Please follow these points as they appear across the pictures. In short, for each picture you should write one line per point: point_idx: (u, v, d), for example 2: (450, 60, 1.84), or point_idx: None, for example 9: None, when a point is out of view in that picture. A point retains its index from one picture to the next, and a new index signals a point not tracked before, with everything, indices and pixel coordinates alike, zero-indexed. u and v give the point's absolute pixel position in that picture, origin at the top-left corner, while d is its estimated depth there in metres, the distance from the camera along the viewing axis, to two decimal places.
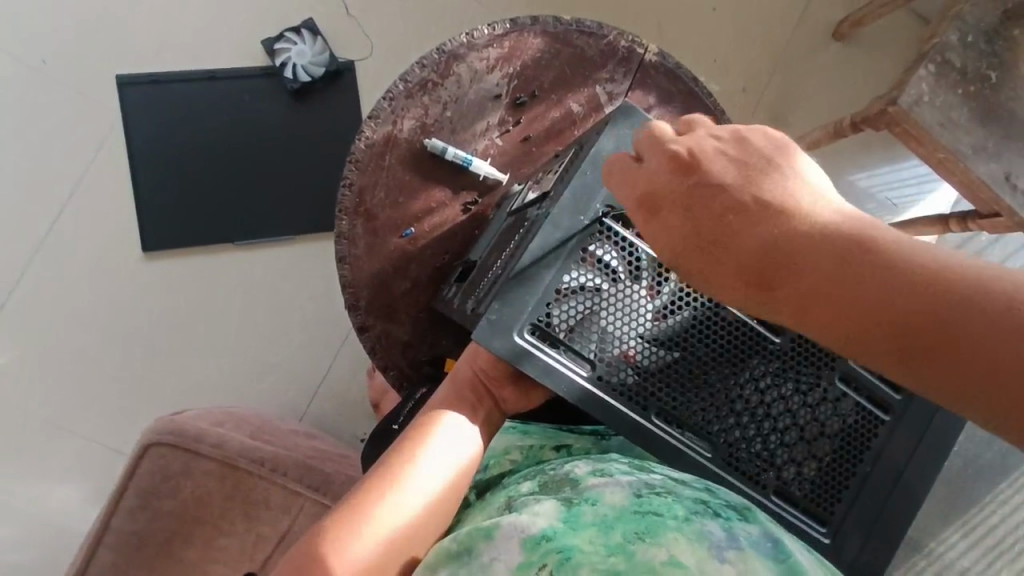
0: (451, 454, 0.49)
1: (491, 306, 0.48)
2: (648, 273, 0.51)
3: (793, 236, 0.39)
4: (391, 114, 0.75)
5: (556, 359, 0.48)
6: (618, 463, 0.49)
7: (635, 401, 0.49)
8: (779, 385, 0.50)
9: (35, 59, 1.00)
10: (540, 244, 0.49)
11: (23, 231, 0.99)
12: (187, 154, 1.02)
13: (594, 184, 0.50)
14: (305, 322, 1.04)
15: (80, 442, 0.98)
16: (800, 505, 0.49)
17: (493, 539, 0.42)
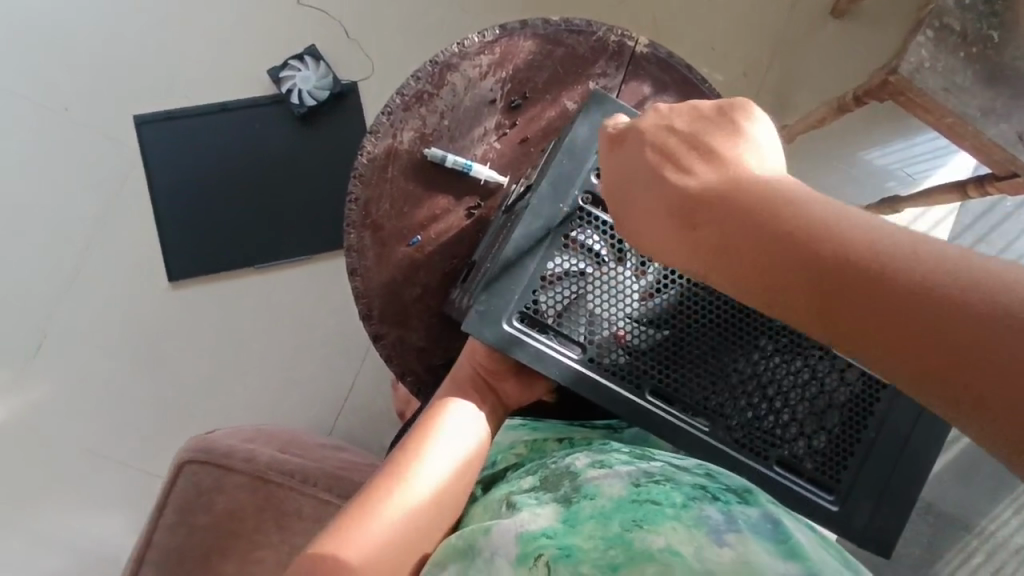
0: (456, 445, 0.50)
1: (480, 298, 0.50)
2: (639, 253, 0.51)
3: (722, 189, 0.38)
4: (390, 127, 0.77)
5: (546, 344, 0.50)
6: (619, 453, 0.49)
7: (628, 380, 0.50)
8: (775, 356, 0.50)
9: (58, 106, 1.06)
10: (522, 235, 0.51)
11: (57, 269, 1.04)
12: (205, 184, 1.06)
13: (573, 172, 0.51)
14: (327, 338, 1.06)
15: (122, 467, 1.02)
16: (806, 475, 0.49)
17: (493, 536, 0.43)
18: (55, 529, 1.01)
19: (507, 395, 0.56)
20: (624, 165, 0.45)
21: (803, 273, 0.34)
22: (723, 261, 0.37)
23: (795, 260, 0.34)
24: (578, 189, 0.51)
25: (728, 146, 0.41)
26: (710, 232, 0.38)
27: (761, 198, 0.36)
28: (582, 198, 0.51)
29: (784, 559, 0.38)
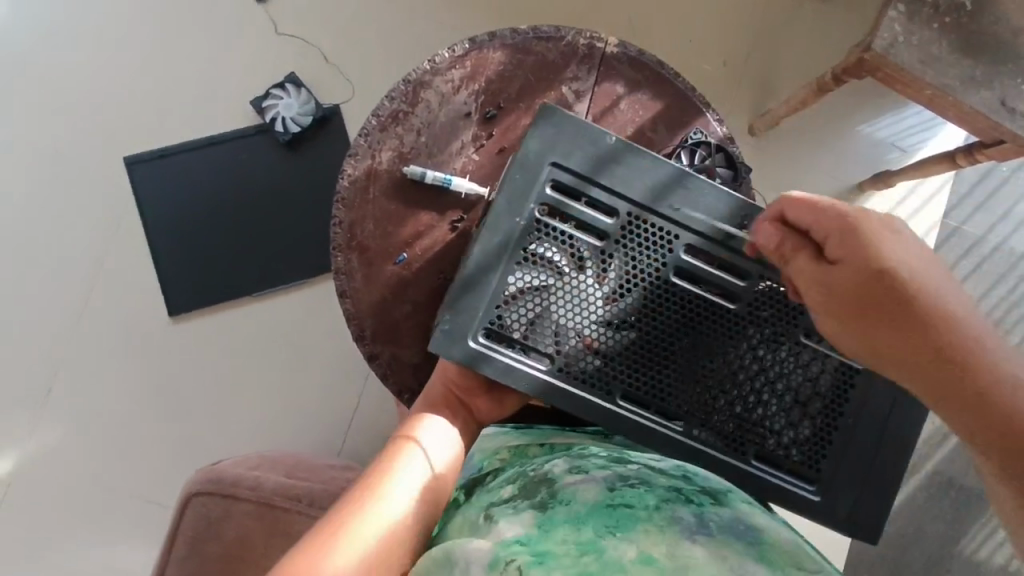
0: (431, 461, 0.53)
1: (444, 316, 0.55)
2: (602, 263, 0.57)
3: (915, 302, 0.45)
4: (368, 149, 0.78)
5: (512, 357, 0.55)
6: (595, 457, 0.51)
7: (597, 386, 0.56)
8: (737, 353, 0.56)
9: (50, 153, 1.08)
10: (482, 250, 0.55)
11: (62, 312, 1.06)
12: (197, 217, 1.08)
13: (526, 185, 0.55)
14: (329, 359, 1.08)
15: (138, 502, 1.04)
16: (785, 467, 0.56)
17: (465, 548, 0.43)
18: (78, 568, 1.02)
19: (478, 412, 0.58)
20: (840, 247, 0.48)
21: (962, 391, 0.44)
22: (896, 357, 0.46)
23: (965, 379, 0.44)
24: (534, 202, 0.56)
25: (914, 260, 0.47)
26: (907, 335, 0.46)
27: (947, 324, 0.44)
28: (538, 210, 0.56)
29: (756, 557, 0.42)
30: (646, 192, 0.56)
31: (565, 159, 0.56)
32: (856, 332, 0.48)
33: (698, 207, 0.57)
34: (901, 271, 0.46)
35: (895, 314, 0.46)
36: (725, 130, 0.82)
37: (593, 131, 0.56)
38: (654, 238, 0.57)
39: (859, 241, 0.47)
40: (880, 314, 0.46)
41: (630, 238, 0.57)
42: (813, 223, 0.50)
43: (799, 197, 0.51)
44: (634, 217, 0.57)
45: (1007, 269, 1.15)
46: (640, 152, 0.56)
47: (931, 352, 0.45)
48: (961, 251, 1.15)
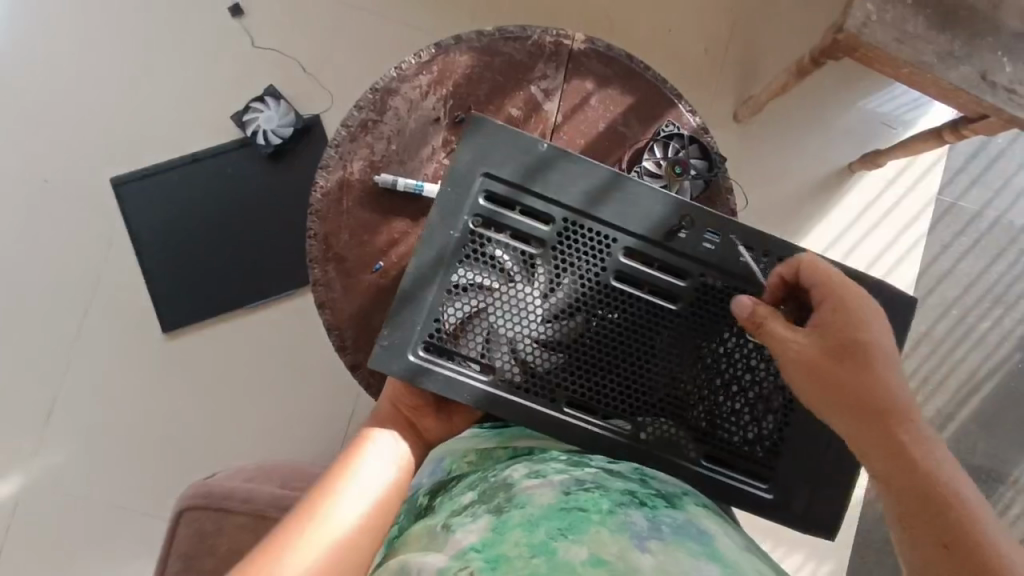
0: (377, 475, 0.55)
1: (384, 333, 0.56)
2: (541, 271, 0.58)
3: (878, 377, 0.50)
4: (339, 160, 0.78)
5: (452, 369, 0.57)
6: (555, 463, 0.56)
7: (541, 394, 0.57)
8: (679, 356, 0.58)
9: (39, 178, 1.10)
10: (417, 266, 0.56)
11: (57, 335, 1.07)
12: (185, 233, 1.09)
13: (458, 199, 0.56)
14: (323, 368, 1.09)
15: (141, 518, 1.05)
16: (738, 467, 0.58)
17: (424, 560, 0.47)
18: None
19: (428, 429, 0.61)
20: (833, 313, 0.52)
21: (898, 462, 0.48)
22: (856, 413, 0.50)
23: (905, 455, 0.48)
24: (467, 214, 0.57)
25: (888, 350, 0.51)
26: (870, 394, 0.50)
27: (901, 408, 0.49)
28: (472, 221, 0.57)
29: (705, 559, 0.45)
30: (581, 198, 0.57)
31: (497, 170, 0.56)
32: (819, 380, 0.51)
33: (635, 209, 0.57)
34: (878, 346, 0.51)
35: (861, 382, 0.50)
36: (699, 121, 0.81)
37: (525, 141, 0.57)
38: (593, 243, 0.58)
39: (852, 312, 0.52)
40: (844, 377, 0.50)
41: (568, 243, 0.58)
42: (817, 286, 0.53)
43: (809, 261, 0.54)
44: (570, 222, 0.57)
45: (1007, 243, 1.13)
46: (573, 158, 0.57)
47: (876, 419, 0.49)
48: (960, 226, 1.12)
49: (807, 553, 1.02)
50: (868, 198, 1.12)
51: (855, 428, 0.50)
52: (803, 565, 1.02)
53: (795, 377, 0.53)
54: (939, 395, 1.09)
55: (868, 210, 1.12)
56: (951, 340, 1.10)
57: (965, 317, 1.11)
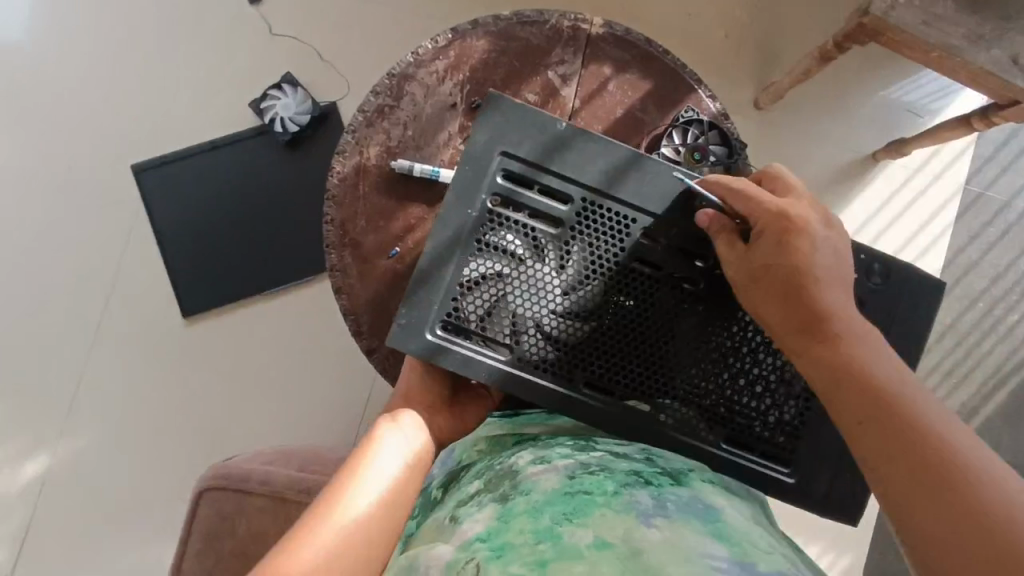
0: (388, 465, 0.56)
1: (401, 312, 0.56)
2: (561, 251, 0.58)
3: (810, 294, 0.49)
4: (355, 146, 0.78)
5: (469, 348, 0.57)
6: (561, 447, 0.56)
7: (559, 374, 0.57)
8: (699, 335, 0.58)
9: (63, 166, 1.12)
10: (435, 244, 0.57)
11: (81, 320, 1.09)
12: (204, 220, 1.10)
13: (477, 177, 0.57)
14: (340, 355, 1.10)
15: (162, 501, 1.06)
16: (760, 450, 0.58)
17: (433, 554, 0.47)
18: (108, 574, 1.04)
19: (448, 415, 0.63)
20: (762, 229, 0.52)
21: (835, 380, 0.46)
22: (793, 333, 0.50)
23: (840, 370, 0.46)
24: (485, 193, 0.57)
25: (823, 264, 0.50)
26: (801, 307, 0.49)
27: (835, 323, 0.48)
28: (490, 200, 0.57)
29: (712, 535, 0.45)
30: (600, 178, 0.57)
31: (516, 149, 0.57)
32: (756, 301, 0.52)
33: (655, 189, 0.58)
34: (812, 260, 0.50)
35: (792, 299, 0.50)
36: (719, 106, 0.80)
37: (543, 120, 0.57)
38: (612, 223, 0.58)
39: (782, 226, 0.51)
40: (776, 297, 0.50)
41: (587, 223, 0.58)
42: (750, 203, 0.53)
43: (741, 185, 0.54)
44: (589, 202, 0.58)
45: None
46: (592, 138, 0.57)
47: (809, 336, 0.49)
48: (989, 216, 1.10)
49: (825, 546, 1.01)
50: (893, 187, 1.10)
51: (791, 347, 0.50)
52: (821, 557, 1.01)
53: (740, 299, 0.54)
54: (964, 388, 1.07)
55: (892, 199, 1.10)
56: (977, 332, 1.08)
57: (992, 309, 1.08)
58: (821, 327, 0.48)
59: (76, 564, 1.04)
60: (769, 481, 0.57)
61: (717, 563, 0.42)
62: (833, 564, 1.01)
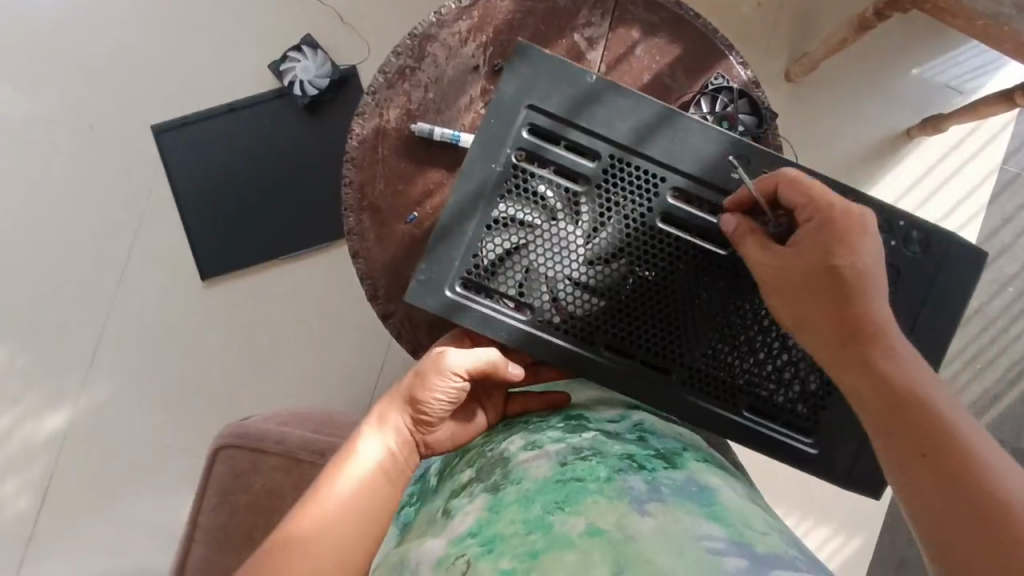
0: (379, 449, 0.56)
1: (420, 269, 0.56)
2: (585, 209, 0.57)
3: (862, 309, 0.48)
4: (375, 107, 0.77)
5: (488, 307, 0.57)
6: (551, 431, 0.55)
7: (580, 336, 0.57)
8: (723, 300, 0.57)
9: (84, 124, 1.12)
10: (456, 199, 0.56)
11: (101, 278, 1.10)
12: (223, 183, 1.10)
13: (501, 131, 0.56)
14: (355, 321, 1.10)
15: (180, 457, 1.08)
16: (787, 422, 0.57)
17: (423, 548, 0.47)
18: (128, 526, 1.07)
19: (435, 428, 0.59)
20: (817, 231, 0.50)
21: (883, 398, 0.46)
22: (838, 343, 0.49)
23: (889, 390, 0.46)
24: (510, 147, 0.56)
25: (873, 275, 0.49)
26: (850, 320, 0.48)
27: (883, 339, 0.48)
28: (514, 154, 0.56)
29: (706, 518, 0.44)
30: (629, 134, 0.56)
31: (543, 102, 0.56)
32: (799, 305, 0.50)
33: (686, 148, 0.56)
34: (864, 270, 0.49)
35: (842, 311, 0.49)
36: (751, 74, 0.77)
37: (573, 72, 0.56)
38: (640, 180, 0.56)
39: (836, 235, 0.50)
40: (826, 304, 0.49)
41: (614, 181, 0.57)
42: (803, 203, 0.52)
43: (792, 180, 0.52)
44: (618, 159, 0.56)
45: None
46: (623, 92, 0.56)
47: (858, 350, 0.48)
48: None
49: (836, 528, 1.00)
50: (927, 165, 1.06)
51: (835, 357, 0.49)
52: (831, 538, 1.00)
53: (773, 299, 0.52)
54: (989, 374, 1.04)
55: (926, 177, 1.06)
56: (1005, 318, 1.05)
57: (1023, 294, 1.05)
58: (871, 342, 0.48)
59: (96, 515, 1.07)
60: (791, 451, 0.57)
61: (712, 543, 0.42)
62: (843, 545, 1.00)
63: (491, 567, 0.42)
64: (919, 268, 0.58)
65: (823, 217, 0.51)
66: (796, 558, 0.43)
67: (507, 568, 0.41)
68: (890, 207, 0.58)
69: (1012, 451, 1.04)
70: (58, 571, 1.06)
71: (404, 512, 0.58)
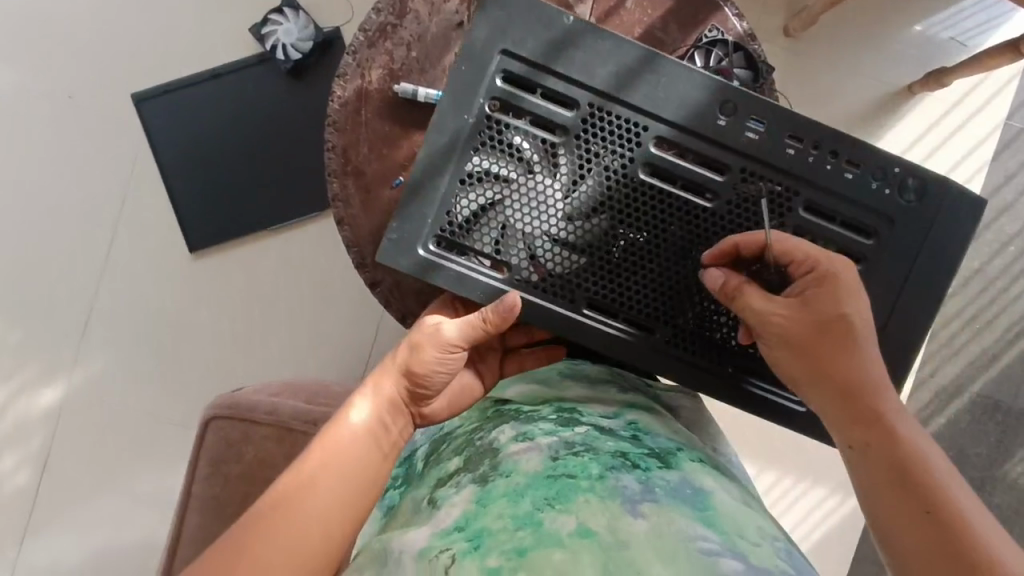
0: (372, 414, 0.54)
1: (392, 227, 0.56)
2: (563, 161, 0.56)
3: (859, 365, 0.51)
4: (357, 68, 0.74)
5: (463, 265, 0.56)
6: (543, 423, 0.55)
7: (560, 293, 0.57)
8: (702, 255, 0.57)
9: (63, 94, 1.09)
10: (429, 151, 0.56)
11: (88, 252, 1.09)
12: (207, 153, 1.08)
13: (474, 78, 0.55)
14: (347, 291, 1.09)
15: (175, 430, 1.08)
16: (772, 379, 0.58)
17: (407, 538, 0.46)
18: (128, 498, 1.07)
19: (432, 400, 0.58)
20: (816, 287, 0.52)
21: (880, 451, 0.49)
22: (835, 396, 0.51)
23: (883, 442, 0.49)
24: (484, 97, 0.55)
25: (865, 331, 0.52)
26: (847, 376, 0.51)
27: (876, 394, 0.50)
28: (488, 105, 0.55)
29: (698, 521, 0.44)
30: (609, 81, 0.55)
31: (516, 47, 0.54)
32: (799, 358, 0.52)
33: (669, 94, 0.55)
34: (858, 326, 0.52)
35: (839, 367, 0.51)
36: (746, 27, 0.74)
37: (550, 13, 0.54)
38: (621, 130, 0.56)
39: (834, 291, 0.52)
40: (824, 359, 0.51)
41: (593, 130, 0.56)
42: (802, 258, 0.53)
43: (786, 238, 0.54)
44: (597, 107, 0.55)
45: None
46: (603, 36, 0.54)
47: (855, 404, 0.51)
48: None
49: (831, 489, 1.01)
50: (929, 122, 1.03)
51: (833, 410, 0.52)
52: (827, 498, 1.01)
53: (773, 350, 0.53)
54: (987, 335, 1.03)
55: (928, 135, 1.03)
56: (1005, 277, 1.03)
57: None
58: (867, 396, 0.50)
59: (94, 488, 1.07)
60: (780, 408, 0.58)
61: (707, 544, 0.42)
62: (839, 504, 1.01)
63: (477, 564, 0.41)
64: (914, 218, 0.56)
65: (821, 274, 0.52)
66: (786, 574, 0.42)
67: (494, 566, 0.41)
68: (885, 154, 0.57)
69: (1009, 411, 1.03)
70: (61, 543, 1.07)
71: (390, 495, 0.58)
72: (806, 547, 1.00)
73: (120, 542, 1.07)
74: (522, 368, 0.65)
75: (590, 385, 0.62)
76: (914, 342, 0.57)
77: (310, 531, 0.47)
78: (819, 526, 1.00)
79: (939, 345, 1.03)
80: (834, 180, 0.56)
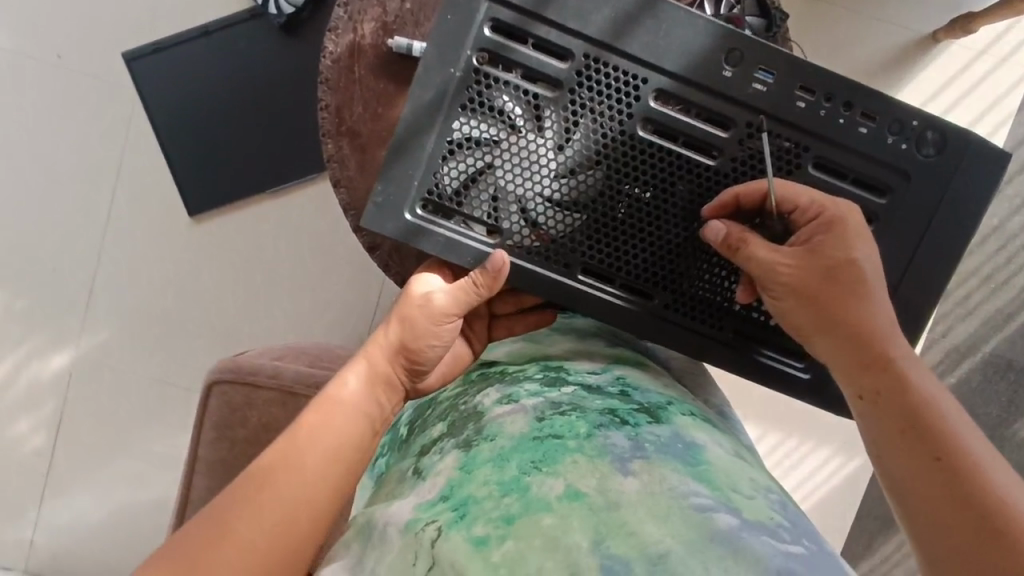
0: (362, 385, 0.54)
1: (378, 191, 0.54)
2: (554, 117, 0.54)
3: (866, 312, 0.49)
4: (349, 21, 0.71)
5: (451, 229, 0.55)
6: (528, 384, 0.54)
7: (553, 256, 0.55)
8: (699, 216, 0.55)
9: (52, 55, 1.06)
10: (413, 109, 0.53)
11: (88, 217, 1.08)
12: (202, 115, 1.05)
13: (461, 29, 0.52)
14: (349, 255, 1.08)
15: (184, 392, 1.09)
16: (773, 344, 0.57)
17: (393, 510, 0.46)
18: (141, 459, 1.10)
19: (426, 375, 0.58)
20: (823, 232, 0.50)
21: (888, 398, 0.48)
22: (841, 344, 0.50)
23: (890, 390, 0.48)
24: (471, 49, 0.52)
25: (873, 276, 0.50)
26: (854, 326, 0.49)
27: (886, 341, 0.49)
28: (476, 57, 0.53)
29: (691, 476, 0.44)
30: (605, 31, 0.52)
31: None
32: (805, 307, 0.51)
33: (669, 43, 0.52)
34: (865, 272, 0.50)
35: (846, 315, 0.49)
36: None
37: None
38: (618, 82, 0.53)
39: (840, 238, 0.50)
40: (831, 309, 0.50)
41: (588, 84, 0.53)
42: (808, 205, 0.51)
43: (788, 184, 0.52)
44: (592, 58, 0.52)
45: None
46: None
47: (863, 353, 0.49)
48: None
49: (835, 449, 1.01)
50: (952, 71, 0.98)
51: (839, 360, 0.50)
52: (830, 459, 1.01)
53: (777, 302, 0.52)
54: (1003, 293, 1.01)
55: (948, 84, 0.98)
56: None
57: None
58: (875, 345, 0.49)
59: (108, 449, 1.09)
60: (781, 374, 0.57)
61: (700, 500, 0.41)
62: (842, 465, 1.01)
63: (464, 534, 0.41)
64: (930, 173, 0.54)
65: (827, 220, 0.50)
66: (780, 526, 0.41)
67: (480, 535, 0.41)
68: (901, 104, 0.53)
69: (1020, 370, 1.02)
70: (80, 502, 1.10)
71: (379, 463, 0.59)
72: (808, 507, 1.01)
73: (135, 501, 1.10)
74: (511, 334, 0.65)
75: (581, 345, 0.61)
76: (927, 301, 0.55)
77: (299, 497, 0.48)
78: (822, 486, 1.01)
79: (952, 306, 1.01)
80: (844, 134, 0.53)
